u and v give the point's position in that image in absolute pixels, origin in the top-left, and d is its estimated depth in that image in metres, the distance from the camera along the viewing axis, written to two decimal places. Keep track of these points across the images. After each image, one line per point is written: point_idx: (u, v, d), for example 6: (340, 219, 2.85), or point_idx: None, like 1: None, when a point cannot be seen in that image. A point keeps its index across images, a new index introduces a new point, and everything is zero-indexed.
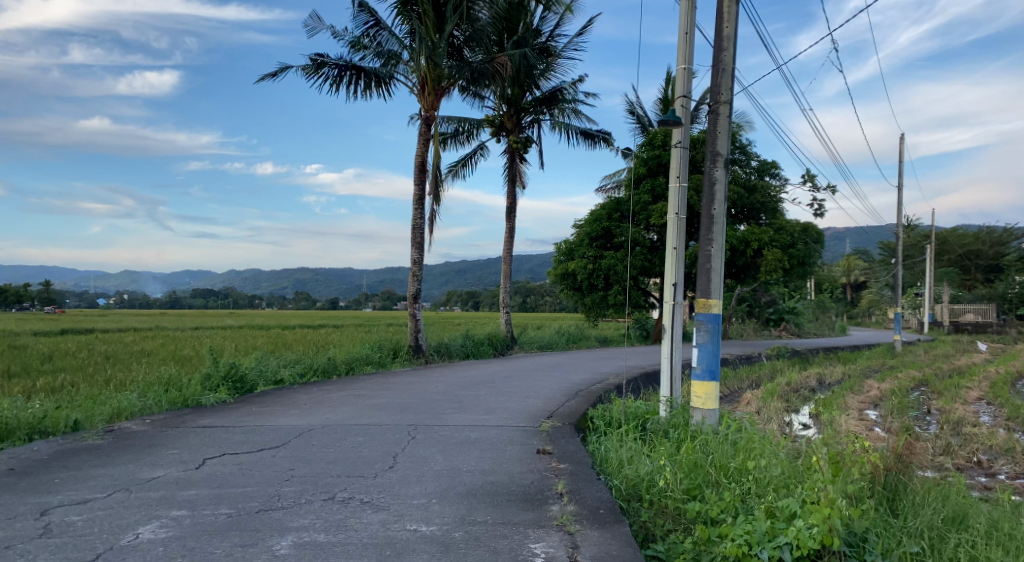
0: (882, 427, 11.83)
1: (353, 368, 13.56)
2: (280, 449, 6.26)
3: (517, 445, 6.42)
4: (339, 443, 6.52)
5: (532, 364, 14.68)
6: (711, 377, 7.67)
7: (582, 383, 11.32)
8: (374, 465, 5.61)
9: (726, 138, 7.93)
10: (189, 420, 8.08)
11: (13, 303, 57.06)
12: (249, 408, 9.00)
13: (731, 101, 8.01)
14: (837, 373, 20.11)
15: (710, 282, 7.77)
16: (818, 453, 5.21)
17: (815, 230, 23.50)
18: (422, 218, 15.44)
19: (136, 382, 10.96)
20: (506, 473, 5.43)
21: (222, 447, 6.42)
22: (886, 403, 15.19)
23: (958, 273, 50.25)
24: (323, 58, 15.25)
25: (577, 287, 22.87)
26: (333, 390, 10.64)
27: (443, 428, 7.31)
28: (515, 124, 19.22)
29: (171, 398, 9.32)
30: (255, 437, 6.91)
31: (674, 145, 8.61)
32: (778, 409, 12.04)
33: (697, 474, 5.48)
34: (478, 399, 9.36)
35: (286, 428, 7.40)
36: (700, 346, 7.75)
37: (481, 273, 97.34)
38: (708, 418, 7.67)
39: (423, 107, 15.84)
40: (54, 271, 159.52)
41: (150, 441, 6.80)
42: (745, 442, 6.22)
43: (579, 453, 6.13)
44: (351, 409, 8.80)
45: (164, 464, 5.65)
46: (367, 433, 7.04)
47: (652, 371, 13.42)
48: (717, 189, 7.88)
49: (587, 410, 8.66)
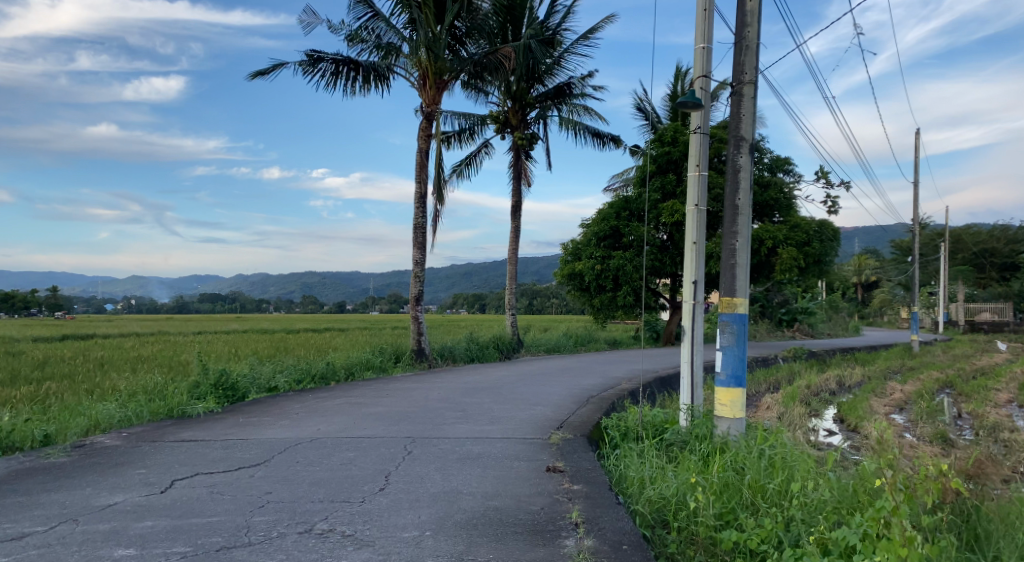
0: (914, 433, 11.10)
1: (352, 375, 12.89)
2: (260, 468, 5.60)
3: (525, 461, 5.75)
4: (327, 460, 5.86)
5: (540, 368, 14.01)
6: (737, 383, 6.97)
7: (594, 389, 10.60)
8: (362, 488, 4.95)
9: (751, 121, 7.25)
10: (167, 433, 7.43)
11: (20, 309, 56.68)
12: (235, 419, 8.33)
13: (756, 81, 7.33)
14: (857, 375, 19.39)
15: (735, 279, 7.09)
16: (873, 475, 4.51)
17: (830, 228, 22.71)
18: (425, 217, 14.80)
19: (121, 391, 10.35)
20: (513, 496, 4.76)
21: (196, 465, 5.76)
22: (912, 407, 14.47)
23: (973, 273, 49.26)
24: (319, 54, 14.62)
25: (584, 288, 22.14)
26: (329, 397, 9.96)
27: (443, 440, 6.63)
28: (520, 119, 18.46)
29: (154, 408, 8.72)
30: (234, 453, 6.24)
31: (693, 130, 7.94)
32: (801, 415, 11.30)
33: (731, 498, 4.79)
34: (482, 407, 8.67)
35: (272, 443, 6.73)
36: (725, 350, 7.07)
37: (487, 275, 96.45)
38: (734, 428, 6.98)
39: (424, 101, 15.17)
40: (62, 277, 159.71)
41: (119, 458, 6.16)
42: (783, 455, 5.52)
43: (594, 471, 5.46)
44: (345, 419, 8.12)
45: (126, 487, 5.00)
46: (358, 447, 6.37)
47: (666, 376, 12.68)
48: (742, 177, 7.20)
49: (600, 419, 7.98)
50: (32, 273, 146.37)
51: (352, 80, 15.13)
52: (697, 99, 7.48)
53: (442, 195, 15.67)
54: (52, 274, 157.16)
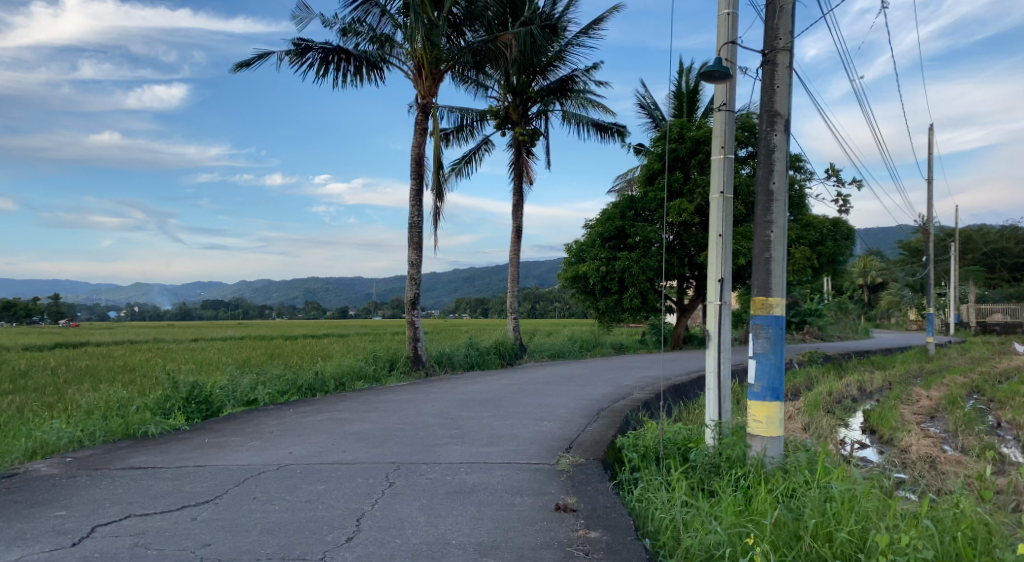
0: (957, 446, 10.10)
1: (341, 386, 11.86)
2: (207, 508, 4.61)
3: (529, 496, 4.76)
4: (293, 495, 4.89)
5: (545, 376, 13.02)
6: (775, 396, 5.97)
7: (604, 400, 9.56)
8: (325, 538, 4.05)
9: (787, 93, 6.24)
10: (115, 459, 6.39)
11: (21, 317, 55.53)
12: (199, 440, 7.30)
13: (792, 48, 6.32)
14: (880, 381, 18.35)
15: (770, 275, 6.09)
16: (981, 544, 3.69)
17: (845, 226, 21.66)
18: (420, 216, 13.82)
19: (80, 406, 9.31)
20: (513, 550, 3.90)
21: (132, 502, 4.78)
22: (944, 415, 13.49)
23: (983, 273, 47.99)
24: (307, 42, 13.58)
25: (589, 291, 21.11)
26: (310, 412, 8.91)
27: (432, 467, 5.66)
28: (521, 115, 17.42)
29: (112, 428, 7.70)
30: (183, 486, 5.22)
31: (717, 107, 6.92)
32: (829, 426, 10.29)
33: (793, 553, 3.89)
34: (481, 424, 7.65)
35: (232, 471, 5.73)
36: (759, 358, 6.07)
37: (489, 281, 95.59)
38: (771, 448, 5.99)
39: (419, 93, 14.18)
40: (65, 284, 159.41)
41: (44, 492, 5.16)
42: (851, 489, 4.63)
43: (615, 510, 4.47)
44: (322, 439, 7.12)
45: (30, 538, 4.04)
46: (330, 478, 5.36)
47: (681, 384, 11.68)
48: (777, 157, 6.19)
49: (614, 437, 6.98)
50: (35, 280, 145.43)
51: (343, 71, 14.11)
52: (725, 68, 6.47)
53: (441, 193, 14.73)
54: (54, 280, 156.25)
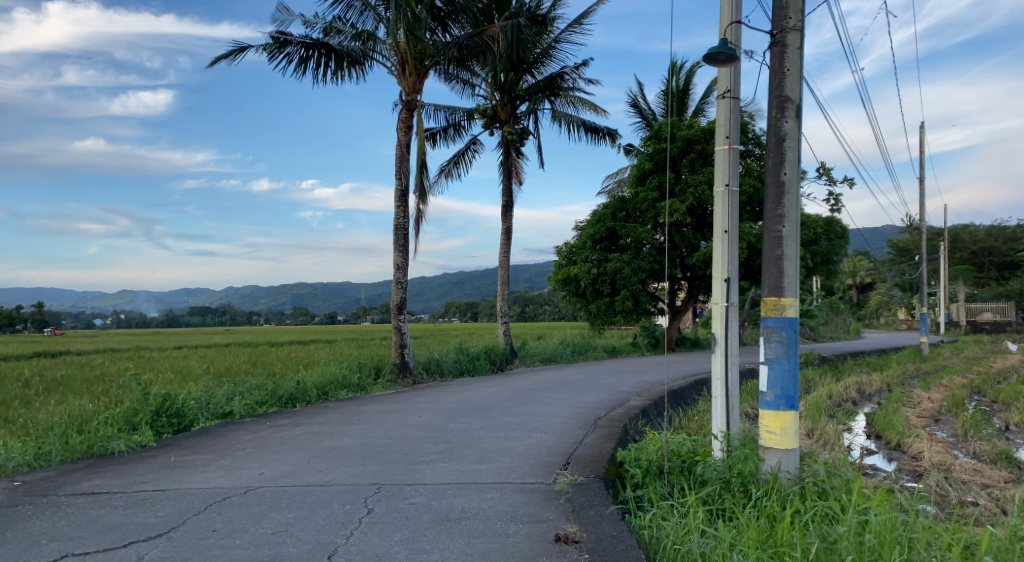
0: (969, 452, 9.63)
1: (325, 395, 11.25)
2: (159, 543, 4.07)
3: (525, 525, 4.22)
4: (259, 525, 4.34)
5: (537, 382, 12.47)
6: (790, 405, 5.45)
7: (600, 408, 9.00)
8: None
9: (798, 77, 5.72)
10: (69, 482, 5.81)
11: (4, 327, 54.16)
12: (165, 459, 6.71)
13: (802, 28, 5.80)
14: (878, 382, 17.94)
15: (782, 275, 5.58)
16: None
17: (839, 225, 21.25)
18: (405, 217, 13.27)
19: (42, 421, 8.68)
20: None
21: (73, 536, 4.21)
22: (950, 418, 13.07)
23: (973, 272, 47.87)
24: (286, 36, 13.01)
25: (580, 293, 20.56)
26: (288, 426, 8.31)
27: (417, 489, 5.11)
28: (509, 113, 16.87)
29: (71, 445, 7.10)
30: (136, 516, 4.66)
31: (721, 95, 6.40)
32: (835, 432, 9.77)
33: None
34: (471, 437, 7.10)
35: (196, 496, 5.17)
36: (771, 364, 5.54)
37: (478, 285, 95.02)
38: (786, 462, 5.47)
39: (404, 89, 13.62)
40: (49, 294, 157.34)
41: None
42: (884, 514, 4.17)
43: (623, 541, 3.95)
44: (297, 456, 6.54)
45: None
46: (302, 504, 4.80)
47: (679, 391, 11.15)
48: (788, 146, 5.68)
49: (614, 451, 6.43)
50: (19, 290, 143.69)
51: (324, 67, 13.54)
52: (730, 50, 5.95)
53: (426, 194, 14.19)
54: (39, 290, 154.26)
